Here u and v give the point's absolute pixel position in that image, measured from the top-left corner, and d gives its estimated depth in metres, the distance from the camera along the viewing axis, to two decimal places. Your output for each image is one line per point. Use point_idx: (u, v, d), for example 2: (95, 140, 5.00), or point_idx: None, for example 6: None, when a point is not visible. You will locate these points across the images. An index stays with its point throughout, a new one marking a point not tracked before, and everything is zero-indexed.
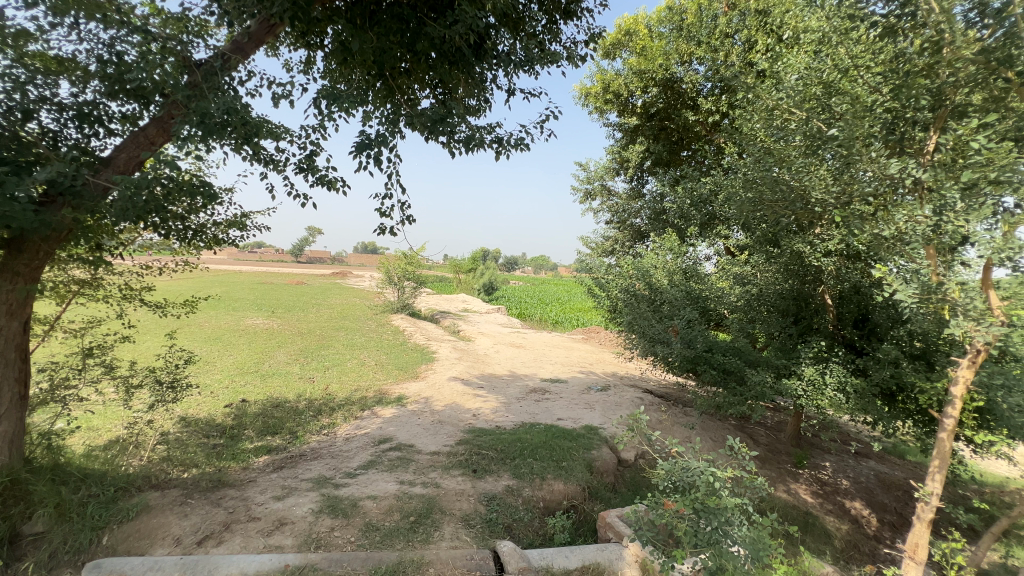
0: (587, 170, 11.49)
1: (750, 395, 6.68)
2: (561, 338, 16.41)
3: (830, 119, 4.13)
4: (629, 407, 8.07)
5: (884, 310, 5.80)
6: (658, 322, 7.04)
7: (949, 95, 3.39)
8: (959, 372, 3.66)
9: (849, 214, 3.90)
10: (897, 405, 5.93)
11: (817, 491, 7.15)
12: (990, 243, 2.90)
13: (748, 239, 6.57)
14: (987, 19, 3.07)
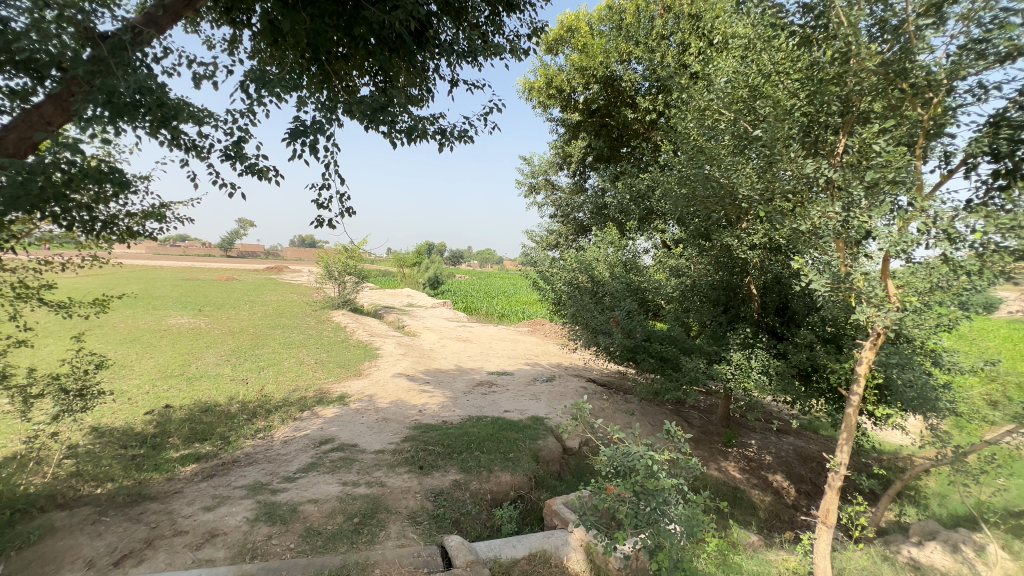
0: (531, 164, 11.61)
1: (685, 380, 7.09)
2: (507, 331, 16.50)
3: (755, 121, 4.35)
4: (574, 396, 8.30)
5: (801, 298, 6.33)
6: (600, 313, 7.34)
7: (855, 102, 3.71)
8: (863, 354, 4.05)
9: (772, 210, 4.18)
10: (812, 384, 6.47)
11: (744, 467, 7.72)
12: (888, 237, 3.24)
13: (682, 233, 6.89)
14: (886, 34, 3.47)
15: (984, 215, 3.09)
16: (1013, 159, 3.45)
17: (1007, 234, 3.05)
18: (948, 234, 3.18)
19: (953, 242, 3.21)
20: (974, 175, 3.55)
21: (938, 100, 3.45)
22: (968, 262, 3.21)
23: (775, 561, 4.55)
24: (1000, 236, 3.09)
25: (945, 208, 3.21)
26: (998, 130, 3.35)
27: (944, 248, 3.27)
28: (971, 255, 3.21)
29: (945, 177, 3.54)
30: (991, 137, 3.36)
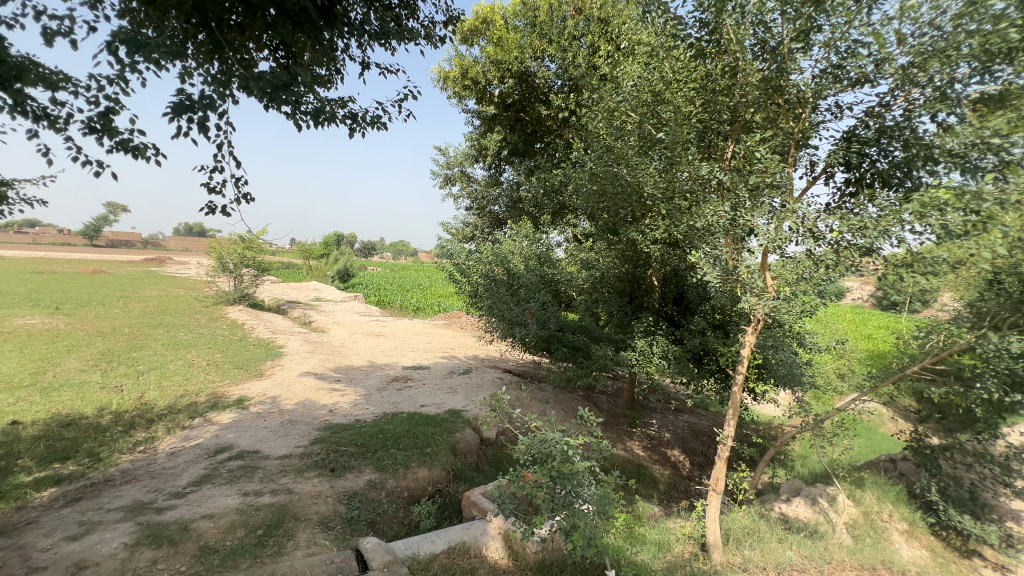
0: (446, 155, 11.43)
1: (595, 367, 7.51)
2: (423, 325, 16.18)
3: (658, 124, 4.63)
4: (491, 388, 8.39)
5: (695, 289, 6.93)
6: (516, 305, 7.50)
7: (742, 113, 4.18)
8: (746, 338, 4.56)
9: (673, 208, 4.53)
10: (704, 366, 7.15)
11: (647, 445, 8.36)
12: (766, 235, 3.68)
13: (592, 228, 7.21)
14: (766, 54, 3.92)
15: (839, 217, 3.62)
16: (860, 170, 4.09)
17: (855, 232, 3.61)
18: (813, 232, 3.67)
19: (816, 239, 3.73)
20: (831, 181, 4.17)
21: (804, 115, 3.99)
22: (827, 257, 3.74)
23: (674, 528, 4.99)
24: (850, 234, 3.64)
25: (810, 209, 3.71)
26: (850, 145, 3.94)
27: (809, 244, 3.78)
28: (829, 251, 3.74)
29: (810, 182, 4.11)
30: (844, 150, 3.95)
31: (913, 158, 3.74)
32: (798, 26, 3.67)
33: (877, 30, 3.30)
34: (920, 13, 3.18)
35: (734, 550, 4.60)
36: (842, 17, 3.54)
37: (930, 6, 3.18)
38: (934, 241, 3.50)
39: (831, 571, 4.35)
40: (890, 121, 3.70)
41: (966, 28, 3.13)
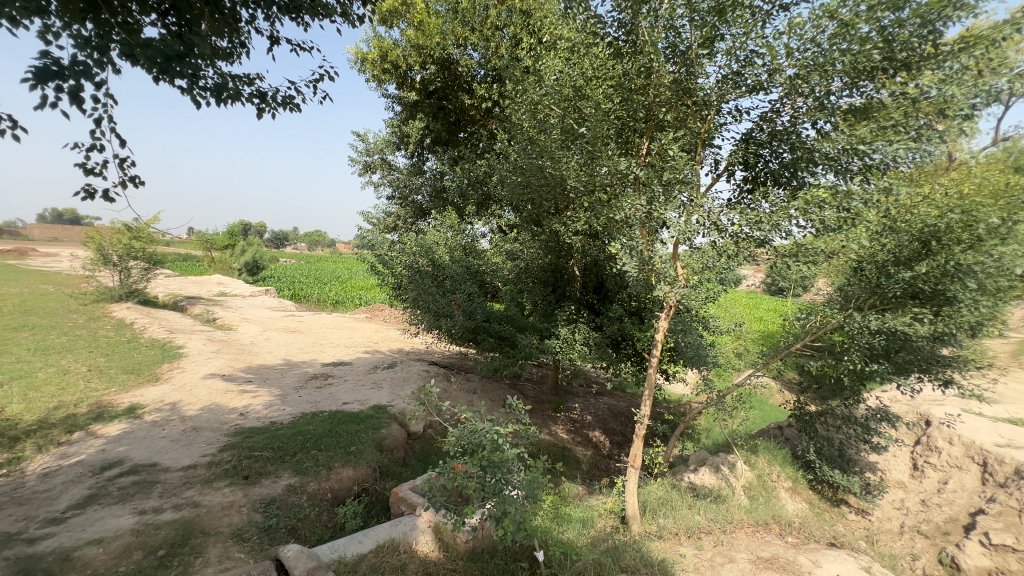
0: (365, 141, 10.93)
1: (521, 356, 7.68)
2: (343, 319, 15.43)
3: (580, 119, 4.78)
4: (417, 381, 8.25)
5: (613, 278, 7.28)
6: (442, 297, 7.42)
7: (656, 112, 4.44)
8: (660, 323, 4.90)
9: (594, 201, 4.71)
10: (622, 351, 7.57)
11: (570, 428, 8.71)
12: (677, 227, 3.96)
13: (516, 219, 7.29)
14: (676, 58, 4.19)
15: (739, 212, 4.00)
16: (756, 169, 4.53)
17: (751, 226, 4.01)
18: (717, 225, 4.02)
19: (719, 231, 4.08)
20: (732, 179, 4.57)
21: (709, 117, 4.34)
22: (729, 248, 4.12)
23: (596, 505, 5.28)
24: (747, 227, 4.04)
25: (714, 205, 4.05)
26: (748, 146, 4.34)
27: (714, 236, 4.12)
28: (730, 242, 4.12)
29: (714, 179, 4.48)
30: (742, 151, 4.35)
31: (798, 160, 4.20)
32: (704, 33, 3.97)
33: (770, 43, 3.65)
34: (805, 30, 3.55)
35: (650, 519, 4.97)
36: (742, 28, 3.86)
37: (813, 25, 3.56)
38: (814, 234, 3.99)
39: (731, 530, 4.85)
40: (779, 126, 4.14)
41: (841, 47, 3.54)
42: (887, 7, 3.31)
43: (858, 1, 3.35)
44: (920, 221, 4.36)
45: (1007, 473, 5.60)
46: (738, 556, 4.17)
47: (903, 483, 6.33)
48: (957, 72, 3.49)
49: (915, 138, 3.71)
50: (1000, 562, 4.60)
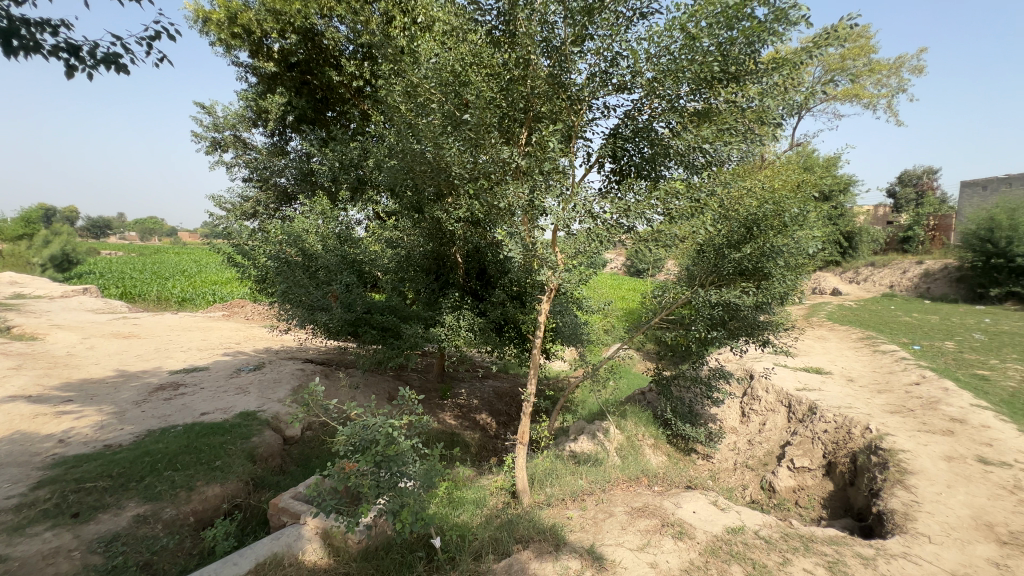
0: (212, 114, 9.55)
1: (405, 346, 7.52)
2: (191, 318, 13.42)
3: (461, 104, 4.75)
4: (291, 381, 7.59)
5: (495, 264, 7.46)
6: (315, 289, 6.92)
7: (534, 104, 4.64)
8: (542, 306, 5.17)
9: (477, 188, 4.76)
10: (505, 334, 7.83)
11: (457, 414, 8.79)
12: (557, 214, 4.21)
13: (396, 205, 7.03)
14: (551, 52, 4.40)
15: (609, 201, 4.41)
16: (622, 162, 4.97)
17: (619, 214, 4.44)
18: (591, 213, 4.36)
19: (593, 219, 4.43)
20: (600, 171, 4.97)
21: (581, 112, 4.65)
22: (601, 233, 4.50)
23: (488, 484, 5.44)
24: (615, 215, 4.46)
25: (588, 194, 4.39)
26: (615, 140, 4.74)
27: (589, 223, 4.46)
28: (603, 228, 4.50)
29: (586, 170, 4.83)
30: (610, 145, 4.75)
31: (656, 155, 4.74)
32: (574, 31, 4.23)
33: (633, 47, 4.03)
34: (661, 38, 3.98)
35: (538, 490, 5.28)
36: (608, 31, 4.19)
37: (667, 34, 4.00)
38: (668, 221, 4.55)
39: (608, 489, 5.40)
40: (640, 124, 4.60)
41: (688, 57, 4.05)
42: (722, 26, 3.87)
43: (701, 18, 3.85)
44: (745, 210, 5.21)
45: (805, 410, 7.08)
46: (615, 510, 4.65)
47: (736, 428, 7.62)
48: (770, 87, 4.24)
49: (742, 141, 4.43)
50: (802, 479, 6.23)
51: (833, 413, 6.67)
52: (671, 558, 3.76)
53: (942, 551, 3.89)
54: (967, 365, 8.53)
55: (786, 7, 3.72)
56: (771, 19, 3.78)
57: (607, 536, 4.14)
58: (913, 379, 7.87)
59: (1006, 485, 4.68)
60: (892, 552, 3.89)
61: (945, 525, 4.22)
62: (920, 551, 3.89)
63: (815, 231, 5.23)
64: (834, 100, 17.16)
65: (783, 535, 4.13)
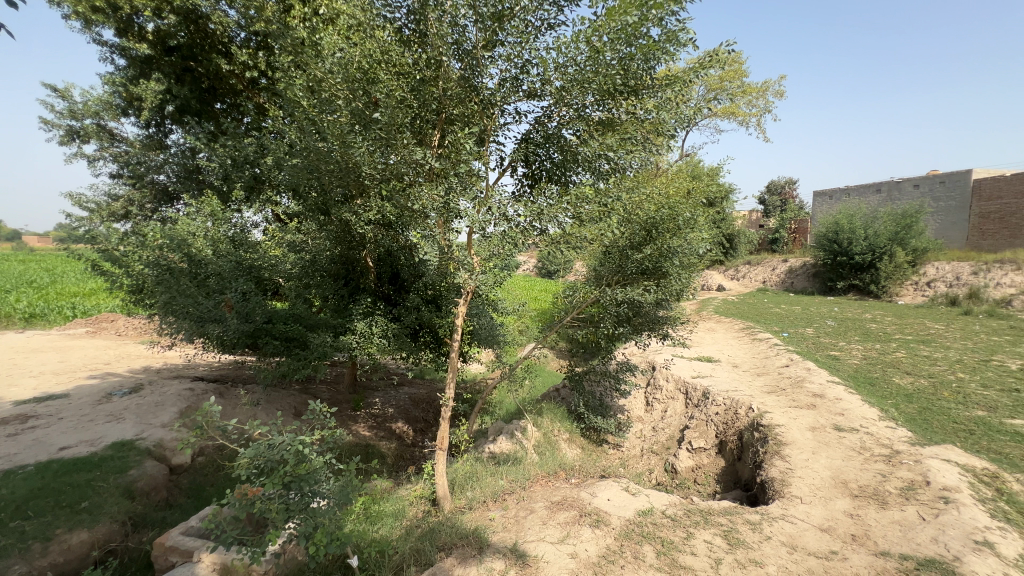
0: (68, 98, 8.20)
1: (313, 357, 7.06)
2: (43, 337, 11.38)
3: (371, 102, 4.57)
4: (177, 403, 6.76)
5: (408, 268, 7.28)
6: (205, 299, 6.24)
7: (447, 105, 4.63)
8: (459, 308, 5.13)
9: (389, 190, 4.61)
10: (420, 339, 7.65)
11: (372, 425, 8.43)
12: (471, 217, 4.22)
13: (298, 206, 6.56)
14: (463, 55, 4.41)
15: (522, 204, 4.51)
16: (533, 166, 5.11)
17: (532, 217, 4.57)
18: (505, 216, 4.43)
19: (507, 221, 4.50)
20: (513, 175, 5.07)
21: (493, 116, 4.71)
22: (515, 236, 4.58)
23: (407, 494, 5.28)
24: (528, 218, 4.58)
25: (502, 197, 4.46)
26: (527, 145, 4.87)
27: (504, 225, 4.53)
28: (517, 231, 4.59)
29: (499, 174, 4.89)
30: (522, 149, 4.87)
31: (566, 161, 4.94)
32: (485, 35, 4.28)
33: (541, 56, 4.18)
34: (568, 49, 4.17)
35: (459, 495, 5.24)
36: (518, 38, 4.30)
37: (573, 46, 4.20)
38: (578, 224, 4.76)
39: (528, 486, 5.51)
40: (550, 130, 4.77)
41: (593, 68, 4.28)
42: (622, 41, 4.15)
43: (604, 33, 4.09)
44: (645, 213, 5.62)
45: (699, 396, 7.80)
46: (536, 506, 4.75)
47: (642, 417, 8.18)
48: (664, 101, 4.64)
49: (641, 150, 4.79)
50: (699, 459, 6.94)
51: (722, 397, 7.43)
52: (589, 546, 3.94)
53: (812, 509, 4.51)
54: (823, 347, 9.99)
55: (676, 29, 4.09)
56: (664, 39, 4.13)
57: (529, 532, 4.22)
58: (784, 362, 9.04)
59: (856, 447, 5.55)
60: (773, 515, 4.43)
61: (813, 487, 4.89)
62: (795, 512, 4.47)
63: (704, 234, 5.80)
64: (716, 116, 19.16)
65: (686, 511, 4.52)
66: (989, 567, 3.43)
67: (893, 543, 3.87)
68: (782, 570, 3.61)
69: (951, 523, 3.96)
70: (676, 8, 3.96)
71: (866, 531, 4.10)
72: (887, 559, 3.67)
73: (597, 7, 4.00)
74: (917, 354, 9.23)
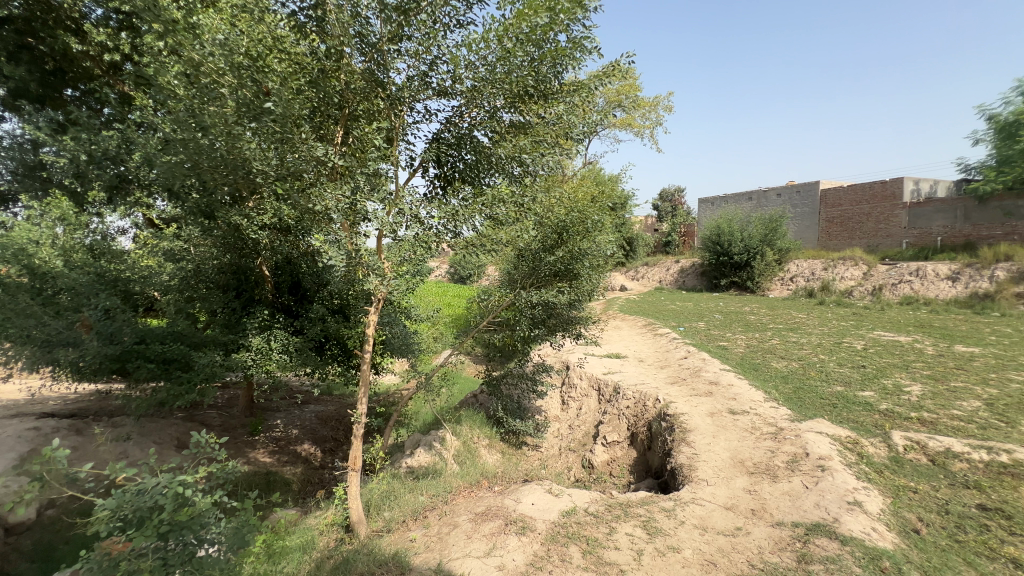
0: None
1: (199, 379, 6.23)
2: None
3: (262, 93, 4.09)
4: (17, 446, 5.56)
5: (311, 276, 6.67)
6: (54, 319, 5.31)
7: (351, 101, 4.31)
8: (370, 318, 4.79)
9: (286, 190, 4.16)
10: (326, 352, 7.06)
11: (272, 450, 7.64)
12: (381, 220, 3.97)
13: (176, 208, 5.74)
14: (367, 48, 4.13)
15: (436, 206, 4.33)
16: (446, 167, 4.92)
17: (446, 220, 4.41)
18: (417, 218, 4.24)
19: (420, 224, 4.31)
20: (426, 176, 4.84)
21: (402, 113, 4.48)
22: (428, 239, 4.40)
23: (316, 524, 4.81)
24: (442, 221, 4.42)
25: (414, 199, 4.26)
26: (438, 145, 4.70)
27: (416, 229, 4.33)
28: (430, 234, 4.40)
29: (410, 174, 4.65)
30: (434, 149, 4.66)
31: (479, 163, 4.84)
32: (391, 29, 4.06)
33: (451, 53, 4.06)
34: (479, 48, 4.09)
35: (375, 517, 4.89)
36: (425, 33, 4.12)
37: (484, 45, 4.13)
38: (494, 227, 4.69)
39: (449, 499, 5.32)
40: (462, 131, 4.67)
41: (505, 69, 4.25)
42: (531, 44, 4.17)
43: (514, 34, 4.08)
44: (556, 216, 5.70)
45: (611, 391, 8.13)
46: (459, 520, 4.58)
47: (558, 416, 8.35)
48: (572, 106, 4.74)
49: (552, 153, 4.85)
50: (613, 452, 7.26)
51: (632, 390, 7.81)
52: (516, 556, 3.87)
53: (717, 490, 4.87)
54: (713, 339, 10.97)
55: (580, 37, 4.22)
56: (570, 45, 4.23)
57: (453, 549, 4.04)
58: (682, 355, 9.77)
59: (748, 428, 6.11)
60: (684, 500, 4.70)
61: (716, 469, 5.28)
62: (703, 494, 4.79)
63: (610, 235, 6.06)
64: (615, 126, 20.42)
65: (607, 506, 4.63)
66: (860, 524, 3.91)
67: (786, 513, 4.27)
68: (697, 552, 3.82)
69: (829, 488, 4.48)
70: (581, 15, 4.09)
71: (763, 504, 4.49)
72: (782, 528, 4.04)
73: (505, 8, 3.98)
74: (788, 341, 10.48)
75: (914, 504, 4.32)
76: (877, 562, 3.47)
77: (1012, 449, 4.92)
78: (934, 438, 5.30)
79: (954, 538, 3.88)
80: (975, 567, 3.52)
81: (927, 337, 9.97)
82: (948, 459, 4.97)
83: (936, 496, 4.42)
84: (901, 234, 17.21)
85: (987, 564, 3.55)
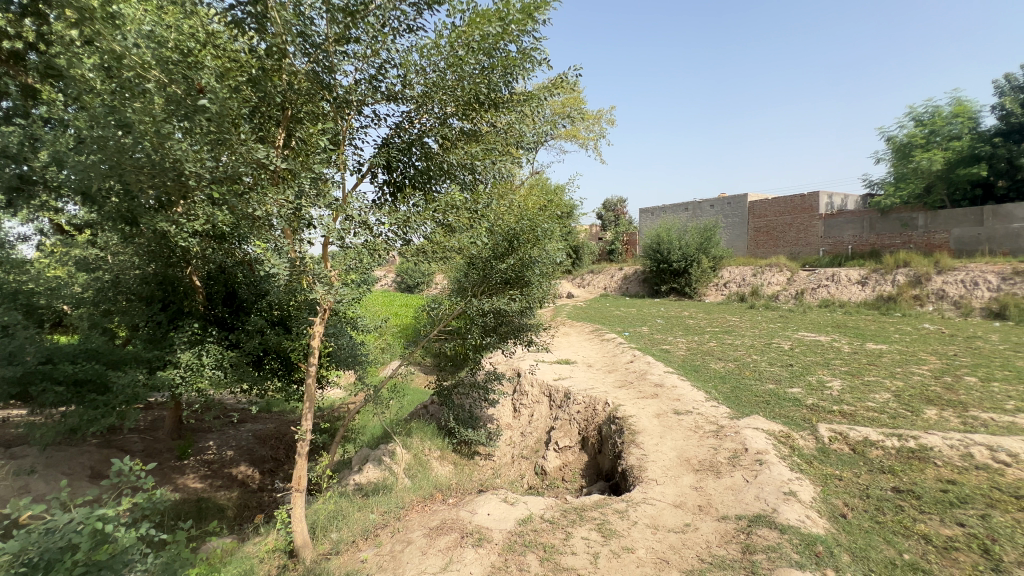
0: None
1: (119, 401, 5.66)
2: None
3: (195, 91, 3.78)
4: None
5: (248, 286, 6.25)
6: None
7: (294, 102, 4.09)
8: (315, 329, 4.54)
9: (223, 194, 3.87)
10: (265, 366, 6.59)
11: (204, 474, 7.08)
12: (327, 226, 3.82)
13: (91, 213, 5.21)
14: (312, 48, 3.94)
15: (386, 213, 4.23)
16: (395, 172, 4.79)
17: (396, 225, 4.31)
18: (367, 224, 4.14)
19: (369, 230, 4.16)
20: (374, 182, 4.68)
21: (349, 116, 4.33)
22: (377, 246, 4.25)
23: (255, 551, 4.49)
24: (392, 227, 4.32)
25: (362, 204, 4.13)
26: (388, 150, 4.57)
27: (365, 235, 4.17)
28: (379, 241, 4.27)
29: (358, 180, 4.49)
30: (384, 154, 4.54)
31: (429, 170, 4.77)
32: (338, 30, 3.95)
33: (400, 59, 3.99)
34: (430, 54, 4.06)
35: (322, 538, 4.63)
36: (373, 36, 4.02)
37: (435, 52, 4.08)
38: (445, 233, 4.63)
39: (400, 515, 5.15)
40: (412, 138, 4.58)
41: (456, 77, 4.25)
42: (483, 53, 4.19)
43: (464, 42, 4.08)
44: (507, 223, 5.72)
45: (562, 397, 8.22)
46: (412, 536, 4.43)
47: (510, 424, 8.32)
48: (521, 115, 4.80)
49: (502, 161, 4.80)
50: (565, 457, 7.35)
51: (582, 395, 7.94)
52: (473, 569, 3.80)
53: (666, 488, 5.04)
54: (657, 343, 11.41)
55: (530, 48, 4.29)
56: (520, 56, 4.31)
57: (408, 566, 3.92)
58: (629, 358, 10.07)
59: (692, 427, 6.38)
60: (636, 500, 4.82)
61: (664, 468, 5.47)
62: (653, 493, 4.94)
63: (559, 243, 6.13)
64: (561, 137, 20.91)
65: (562, 512, 4.65)
66: (796, 513, 4.18)
67: (730, 506, 4.49)
68: (650, 551, 3.92)
69: (767, 480, 4.76)
70: (530, 28, 4.18)
71: (709, 500, 4.70)
72: (726, 522, 4.24)
73: (456, 16, 3.99)
74: (723, 343, 11.12)
75: (839, 491, 4.68)
76: (812, 547, 3.72)
77: (918, 435, 5.44)
78: (854, 428, 5.76)
79: (875, 519, 4.22)
80: (893, 544, 3.85)
81: (843, 336, 10.94)
82: (866, 447, 5.42)
83: (858, 482, 4.81)
84: (818, 242, 18.71)
85: (903, 541, 3.89)
